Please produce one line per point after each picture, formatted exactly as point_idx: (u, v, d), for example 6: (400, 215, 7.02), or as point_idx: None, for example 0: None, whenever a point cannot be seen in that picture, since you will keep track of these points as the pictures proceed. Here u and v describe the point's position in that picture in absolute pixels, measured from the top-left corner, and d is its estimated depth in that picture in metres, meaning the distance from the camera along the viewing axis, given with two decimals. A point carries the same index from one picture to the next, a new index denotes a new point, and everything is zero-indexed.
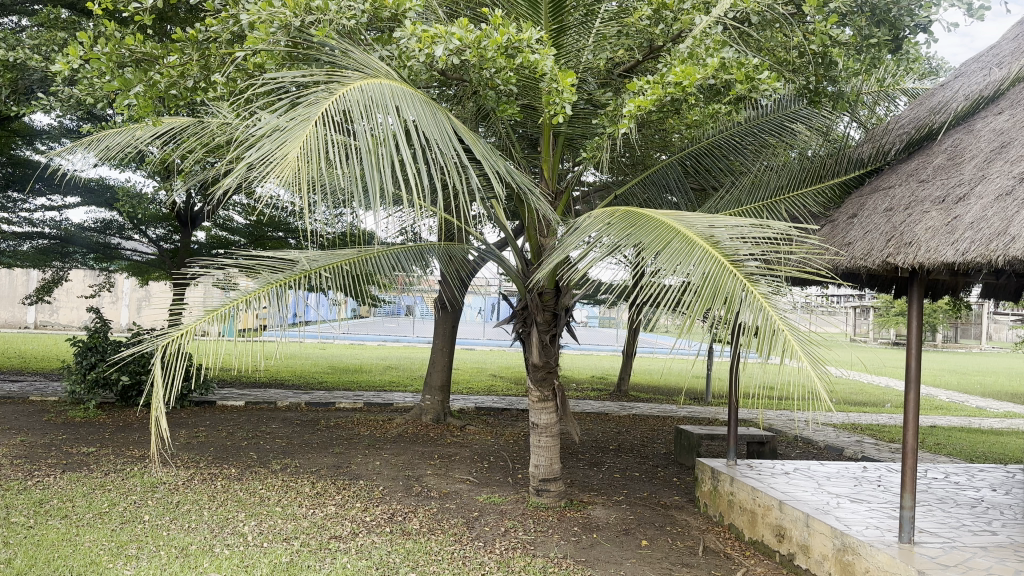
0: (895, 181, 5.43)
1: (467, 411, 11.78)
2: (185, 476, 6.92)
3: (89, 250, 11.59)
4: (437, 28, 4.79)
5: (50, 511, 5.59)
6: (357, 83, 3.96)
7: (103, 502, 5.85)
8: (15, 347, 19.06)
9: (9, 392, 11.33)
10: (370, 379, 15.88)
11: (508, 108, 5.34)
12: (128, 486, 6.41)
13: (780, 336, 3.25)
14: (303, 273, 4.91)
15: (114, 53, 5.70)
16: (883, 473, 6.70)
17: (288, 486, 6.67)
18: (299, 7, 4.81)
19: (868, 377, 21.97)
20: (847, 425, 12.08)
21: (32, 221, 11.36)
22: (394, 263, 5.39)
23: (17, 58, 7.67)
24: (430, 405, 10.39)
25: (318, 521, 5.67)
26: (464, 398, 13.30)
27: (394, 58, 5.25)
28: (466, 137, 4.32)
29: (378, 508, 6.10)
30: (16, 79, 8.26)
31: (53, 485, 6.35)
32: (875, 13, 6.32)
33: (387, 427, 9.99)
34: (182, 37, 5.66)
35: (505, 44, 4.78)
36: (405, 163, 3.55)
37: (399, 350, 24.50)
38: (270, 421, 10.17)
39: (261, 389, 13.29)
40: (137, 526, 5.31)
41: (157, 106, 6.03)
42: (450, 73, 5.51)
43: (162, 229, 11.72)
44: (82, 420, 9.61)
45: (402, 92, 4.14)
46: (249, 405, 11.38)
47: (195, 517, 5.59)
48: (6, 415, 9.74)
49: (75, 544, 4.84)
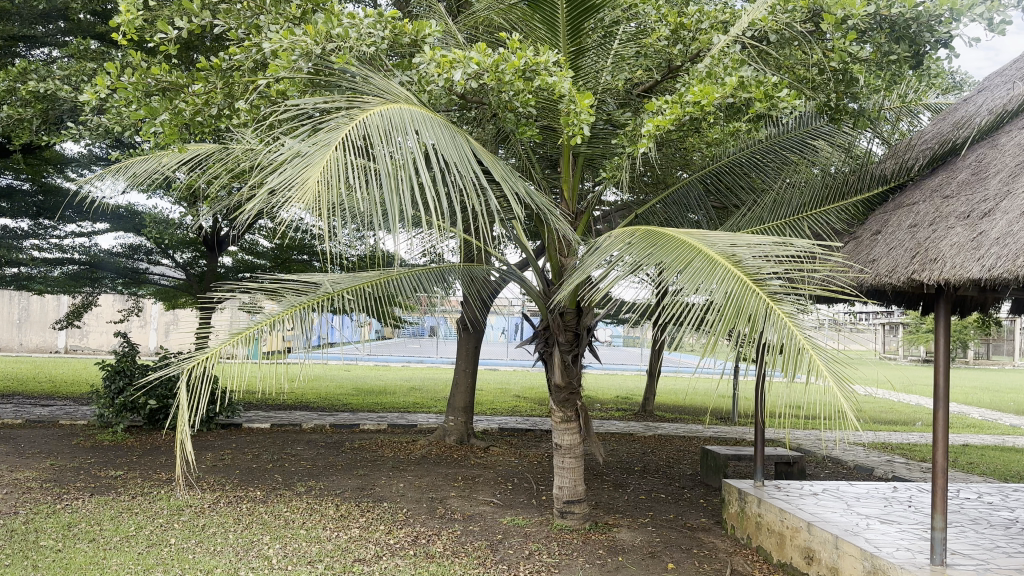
0: (919, 197, 5.37)
1: (490, 432, 11.74)
2: (211, 499, 6.96)
3: (117, 275, 11.71)
4: (456, 53, 4.84)
5: (77, 534, 5.64)
6: (376, 108, 4.01)
7: (130, 526, 5.89)
8: (44, 372, 19.37)
9: (40, 417, 11.48)
10: (394, 400, 15.91)
11: (527, 130, 5.37)
12: (154, 509, 6.46)
13: (805, 355, 3.22)
14: (326, 295, 4.94)
15: (140, 83, 5.84)
16: (913, 493, 6.58)
17: (313, 509, 6.68)
18: (320, 35, 4.87)
19: (898, 396, 21.63)
20: (878, 444, 11.87)
21: (62, 248, 11.56)
22: (417, 284, 5.41)
23: (47, 89, 7.86)
24: (454, 426, 10.36)
25: (342, 544, 5.67)
26: (488, 419, 13.27)
27: (414, 83, 5.28)
28: (485, 158, 4.34)
29: (402, 531, 6.08)
30: (48, 110, 8.44)
31: (81, 508, 6.42)
32: (894, 29, 5.92)
33: (411, 449, 9.97)
34: (206, 66, 5.79)
35: (523, 67, 4.85)
36: (423, 185, 3.57)
37: (423, 371, 24.57)
38: (295, 443, 10.21)
39: (285, 411, 13.35)
40: (163, 550, 5.34)
41: (183, 133, 6.13)
42: (469, 97, 5.54)
43: (189, 254, 11.84)
44: (110, 444, 9.72)
45: (421, 116, 4.18)
46: (274, 427, 11.43)
47: (221, 540, 5.62)
48: (36, 439, 9.87)
49: (101, 568, 4.87)
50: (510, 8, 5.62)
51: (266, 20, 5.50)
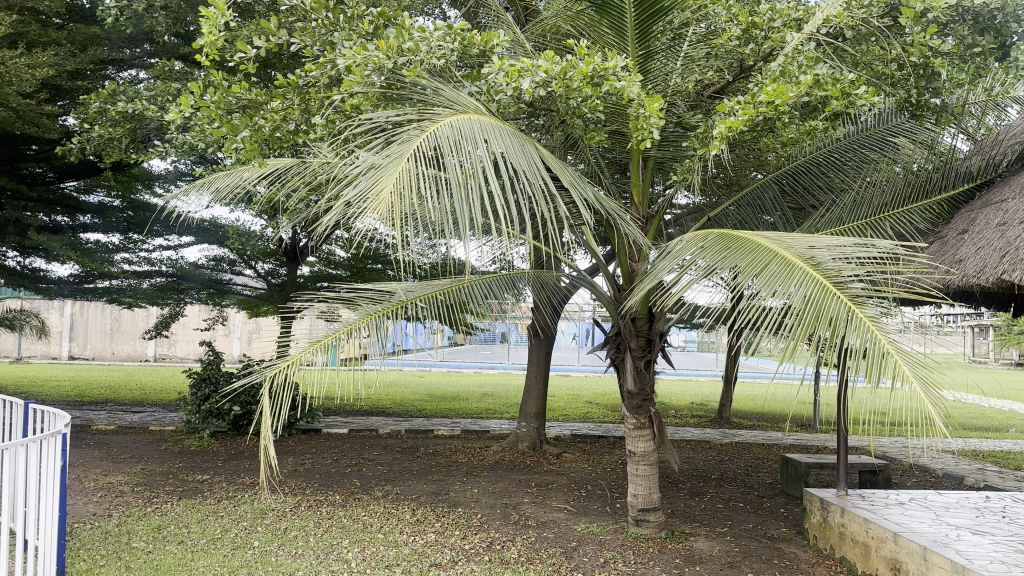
0: (1009, 194, 5.11)
1: (563, 439, 11.73)
2: (293, 502, 7.18)
3: (204, 286, 12.26)
4: (524, 62, 4.89)
5: (168, 536, 5.90)
6: (447, 120, 4.09)
7: (216, 528, 6.13)
8: (135, 380, 20.32)
9: (132, 423, 12.05)
10: (467, 406, 16.07)
11: (595, 135, 5.36)
12: (239, 513, 6.70)
13: (889, 360, 3.11)
14: (400, 303, 5.04)
15: (223, 101, 6.09)
16: (1009, 503, 6.26)
17: (389, 513, 6.82)
18: (391, 50, 4.99)
19: (990, 402, 20.63)
20: (969, 452, 11.34)
21: (150, 261, 12.04)
22: (486, 291, 5.48)
23: (135, 109, 8.29)
24: (526, 433, 10.39)
25: (418, 548, 5.76)
26: (560, 426, 13.25)
27: (483, 93, 5.33)
28: (554, 166, 4.35)
29: (476, 537, 6.14)
30: (136, 129, 8.86)
31: (171, 511, 6.72)
32: (979, 19, 5.74)
33: (484, 455, 10.05)
34: (284, 84, 6.00)
35: (592, 72, 4.83)
36: (493, 193, 3.60)
37: (495, 378, 24.72)
38: (372, 448, 10.43)
39: (362, 417, 13.65)
40: (248, 552, 5.53)
41: (263, 149, 6.36)
42: (537, 104, 5.57)
43: (270, 264, 12.40)
44: (197, 449, 10.13)
45: (490, 126, 4.23)
46: (352, 433, 11.69)
47: (302, 544, 5.78)
48: (129, 444, 10.37)
49: (190, 569, 5.09)
50: (578, 14, 5.62)
51: (340, 36, 5.64)
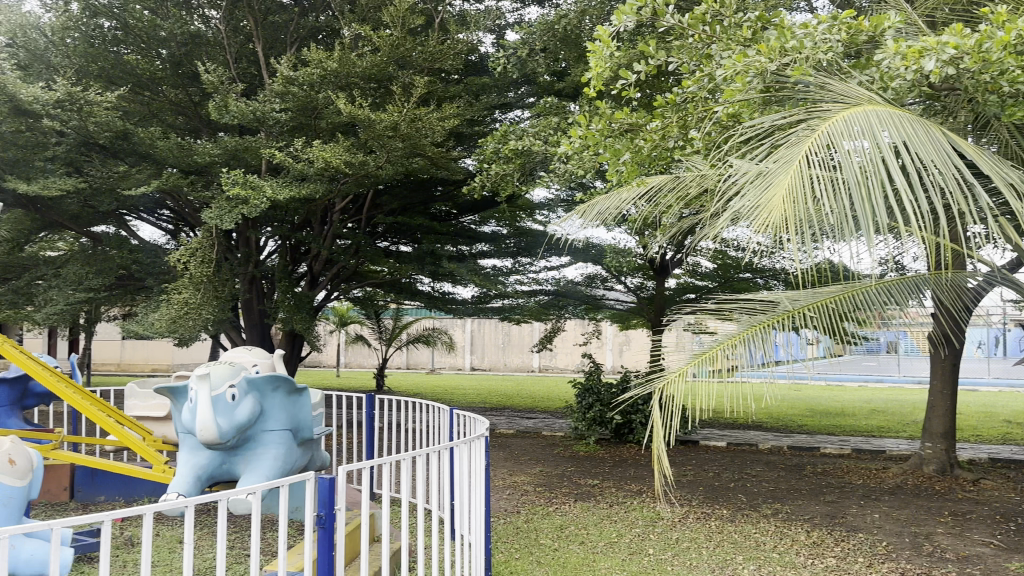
0: None
1: (980, 463, 10.16)
2: (680, 512, 7.27)
3: (580, 301, 13.16)
4: (927, 41, 4.39)
5: (570, 536, 6.38)
6: (839, 114, 3.83)
7: (612, 532, 6.46)
8: (526, 390, 22.42)
9: (529, 428, 13.30)
10: (855, 422, 14.78)
11: (1017, 110, 4.57)
12: (631, 519, 6.97)
13: None
14: (787, 313, 4.78)
15: (606, 129, 6.48)
16: None
17: (782, 532, 6.53)
18: (774, 52, 4.85)
19: None
20: None
21: (538, 280, 13.25)
22: (885, 296, 4.94)
23: (525, 146, 9.19)
24: (932, 454, 9.19)
25: (818, 572, 5.42)
26: (974, 448, 11.51)
27: (875, 81, 4.90)
28: (968, 150, 3.83)
29: (884, 566, 5.58)
30: (526, 164, 9.81)
31: (569, 512, 7.25)
32: None
33: (883, 477, 9.12)
34: (664, 104, 6.23)
35: (1014, 40, 4.19)
36: (897, 190, 3.31)
37: (884, 392, 22.40)
38: (754, 463, 10.13)
39: (740, 430, 13.35)
40: (644, 558, 5.72)
41: (643, 169, 6.61)
42: (940, 85, 4.94)
43: (638, 279, 12.88)
44: (587, 455, 10.79)
45: (890, 114, 3.86)
46: (731, 446, 11.49)
47: (695, 555, 5.81)
48: (529, 448, 11.44)
49: (593, 569, 5.42)
50: None
51: (716, 48, 5.66)
